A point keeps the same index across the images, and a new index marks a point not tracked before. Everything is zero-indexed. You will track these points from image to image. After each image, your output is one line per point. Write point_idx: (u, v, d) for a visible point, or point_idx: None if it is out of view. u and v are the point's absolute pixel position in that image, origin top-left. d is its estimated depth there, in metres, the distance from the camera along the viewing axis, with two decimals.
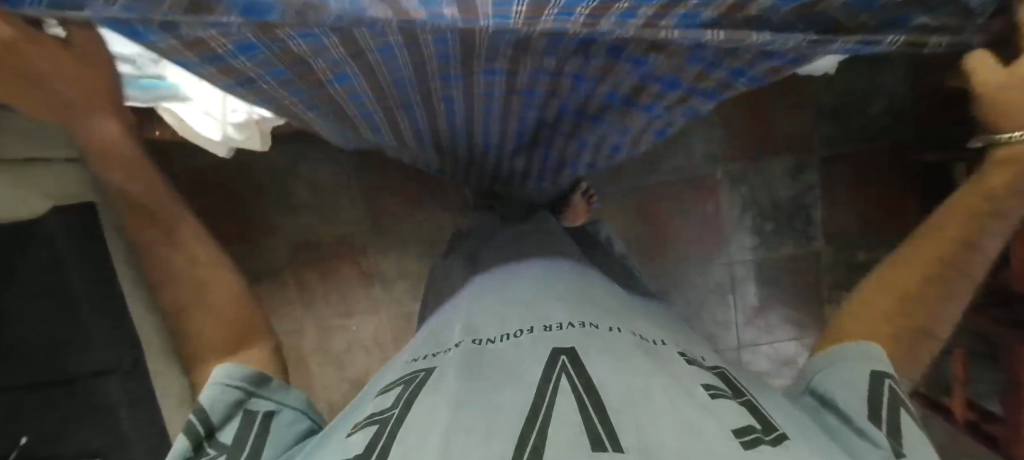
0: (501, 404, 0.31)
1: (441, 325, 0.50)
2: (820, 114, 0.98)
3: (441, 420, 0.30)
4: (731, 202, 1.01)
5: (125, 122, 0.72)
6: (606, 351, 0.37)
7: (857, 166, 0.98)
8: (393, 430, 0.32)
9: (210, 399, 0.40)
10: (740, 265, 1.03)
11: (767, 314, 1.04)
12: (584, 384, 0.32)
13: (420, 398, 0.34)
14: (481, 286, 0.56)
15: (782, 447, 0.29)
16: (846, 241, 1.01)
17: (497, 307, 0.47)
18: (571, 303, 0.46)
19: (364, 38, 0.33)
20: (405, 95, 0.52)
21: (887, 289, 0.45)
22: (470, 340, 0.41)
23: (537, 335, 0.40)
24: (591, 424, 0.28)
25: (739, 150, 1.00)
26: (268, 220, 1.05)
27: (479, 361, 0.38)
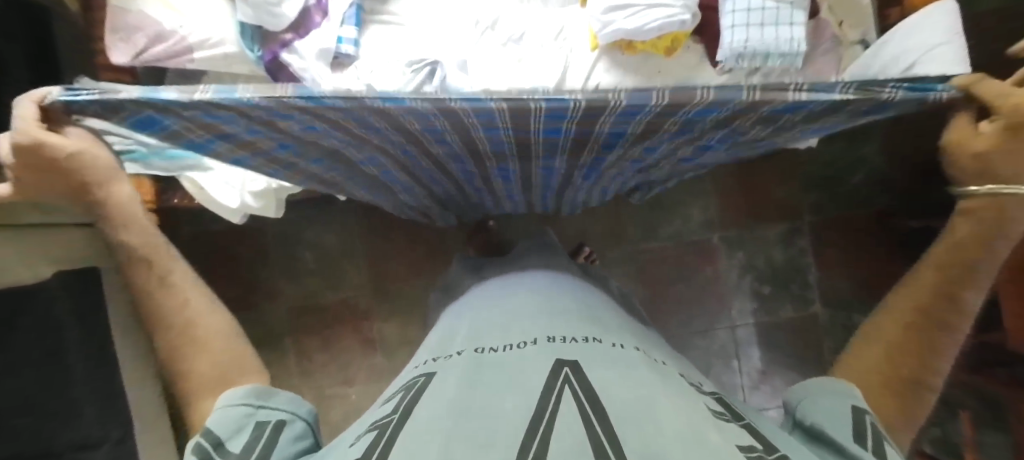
0: (502, 407, 0.32)
1: (445, 335, 0.52)
2: (807, 184, 1.04)
3: (442, 426, 0.31)
4: (729, 265, 1.05)
5: (151, 190, 0.75)
6: (608, 364, 0.38)
7: (845, 232, 1.03)
8: (392, 435, 0.33)
9: (216, 419, 0.41)
10: (742, 328, 1.04)
11: (773, 377, 1.03)
12: (586, 392, 0.33)
13: (421, 409, 0.35)
14: (481, 298, 0.58)
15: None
16: (842, 303, 1.03)
17: (498, 317, 0.49)
18: (574, 318, 0.47)
19: (345, 113, 0.42)
20: (398, 157, 0.60)
21: (869, 341, 0.46)
22: (473, 348, 0.43)
23: (540, 346, 0.41)
24: (591, 428, 0.29)
25: (734, 217, 1.05)
26: (272, 285, 1.04)
27: (482, 368, 0.39)
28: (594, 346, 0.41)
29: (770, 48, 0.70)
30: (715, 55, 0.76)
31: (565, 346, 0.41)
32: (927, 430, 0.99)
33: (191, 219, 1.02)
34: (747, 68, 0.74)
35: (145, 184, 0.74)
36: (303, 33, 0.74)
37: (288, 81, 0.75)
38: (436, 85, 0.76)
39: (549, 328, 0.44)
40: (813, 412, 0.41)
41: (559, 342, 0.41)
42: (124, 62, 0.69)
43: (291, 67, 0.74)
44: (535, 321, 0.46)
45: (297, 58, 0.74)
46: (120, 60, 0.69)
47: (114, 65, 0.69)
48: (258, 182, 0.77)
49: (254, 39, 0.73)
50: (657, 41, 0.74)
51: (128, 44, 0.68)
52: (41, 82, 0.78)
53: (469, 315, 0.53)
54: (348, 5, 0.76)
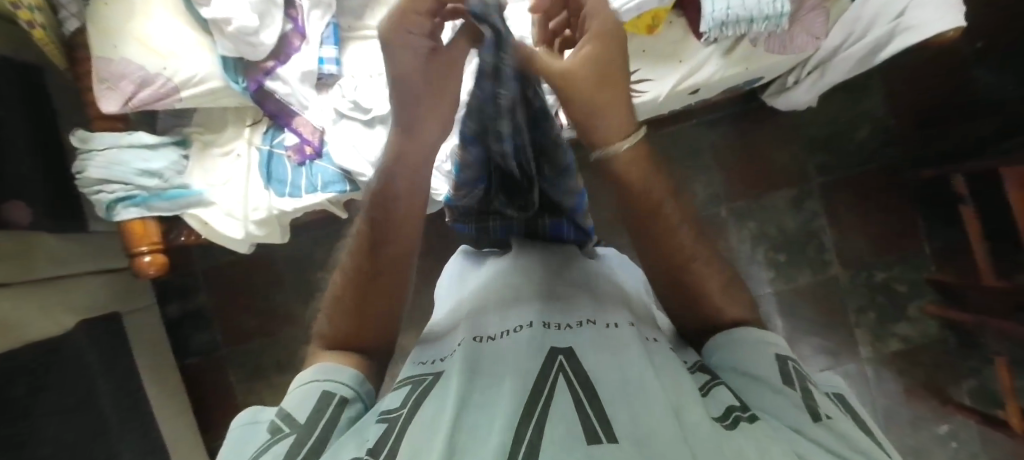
0: (499, 399, 0.33)
1: (441, 324, 0.49)
2: (811, 146, 1.02)
3: (444, 422, 0.31)
4: (741, 238, 1.03)
5: (156, 230, 0.74)
6: (602, 345, 0.38)
7: (858, 190, 1.01)
8: (400, 433, 0.32)
9: (235, 441, 0.36)
10: (762, 299, 1.02)
11: (799, 346, 1.01)
12: (579, 379, 0.34)
13: (425, 402, 0.35)
14: (466, 280, 0.56)
15: (763, 427, 0.31)
16: (861, 261, 1.01)
17: (492, 296, 0.48)
18: (568, 296, 0.46)
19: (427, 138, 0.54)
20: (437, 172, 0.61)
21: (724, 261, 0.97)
22: (470, 338, 0.41)
23: (537, 329, 0.40)
24: (585, 418, 0.30)
25: (741, 188, 1.03)
26: (288, 309, 1.06)
27: (481, 360, 0.38)
28: (588, 327, 0.41)
29: (752, 14, 0.68)
30: (698, 27, 0.74)
31: (560, 332, 0.40)
32: (965, 380, 0.97)
33: (203, 254, 1.05)
34: (732, 36, 0.73)
35: (149, 225, 0.73)
36: (284, 59, 0.75)
37: (276, 110, 0.76)
38: None
39: (543, 311, 0.43)
40: (735, 356, 0.40)
41: (554, 328, 0.41)
42: (114, 109, 0.69)
43: (277, 94, 0.75)
44: (528, 303, 0.45)
45: (282, 85, 0.75)
46: (111, 108, 0.69)
47: (105, 114, 0.70)
48: (259, 211, 0.76)
49: (236, 70, 0.73)
50: (636, 22, 0.73)
51: (114, 91, 0.69)
52: (40, 139, 0.79)
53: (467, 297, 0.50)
54: (324, 26, 0.77)
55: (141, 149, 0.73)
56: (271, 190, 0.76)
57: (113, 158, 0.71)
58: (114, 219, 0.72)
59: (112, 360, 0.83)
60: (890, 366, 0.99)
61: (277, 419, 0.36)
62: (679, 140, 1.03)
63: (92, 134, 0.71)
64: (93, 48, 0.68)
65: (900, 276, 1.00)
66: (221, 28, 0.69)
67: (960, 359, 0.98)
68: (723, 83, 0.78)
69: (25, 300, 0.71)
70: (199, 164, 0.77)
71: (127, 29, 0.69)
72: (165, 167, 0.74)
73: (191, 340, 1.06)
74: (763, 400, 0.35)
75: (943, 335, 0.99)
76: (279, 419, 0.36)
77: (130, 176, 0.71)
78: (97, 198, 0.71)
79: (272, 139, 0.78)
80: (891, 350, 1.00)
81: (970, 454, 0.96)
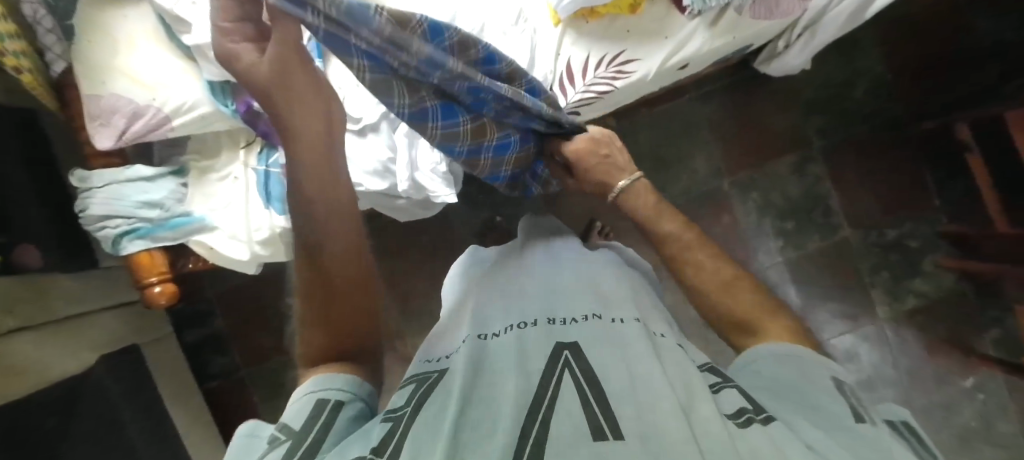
0: (504, 396, 0.33)
1: (447, 321, 0.49)
2: (808, 109, 1.00)
3: (449, 418, 0.31)
4: (746, 210, 1.02)
5: (163, 260, 0.75)
6: (609, 341, 0.37)
7: (860, 149, 1.00)
8: (405, 428, 0.32)
9: (238, 450, 0.36)
10: (773, 269, 1.01)
11: (815, 312, 1.00)
12: (585, 377, 0.33)
13: (430, 398, 0.35)
14: (467, 279, 0.56)
15: (777, 428, 0.31)
16: (870, 221, 1.00)
17: (498, 295, 0.48)
18: (574, 290, 0.45)
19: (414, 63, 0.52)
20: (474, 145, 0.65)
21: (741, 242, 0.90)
22: (475, 335, 0.41)
23: (542, 328, 0.40)
24: (591, 415, 0.30)
25: (741, 159, 1.02)
26: None
27: (485, 359, 0.38)
28: (594, 322, 0.40)
29: None
30: (680, 1, 0.73)
31: (566, 328, 0.39)
32: (987, 331, 0.96)
33: (213, 278, 1.06)
34: (716, 7, 0.71)
35: (156, 256, 0.74)
36: None
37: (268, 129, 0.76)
38: None
39: (549, 308, 0.43)
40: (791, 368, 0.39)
41: (559, 324, 0.40)
42: (109, 145, 0.70)
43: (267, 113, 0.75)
44: (534, 301, 0.45)
45: None
46: (106, 144, 0.70)
47: (101, 150, 0.71)
48: (262, 231, 0.77)
49: (224, 94, 0.72)
50: (617, 2, 0.72)
51: (107, 127, 0.69)
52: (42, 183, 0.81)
53: (475, 296, 0.50)
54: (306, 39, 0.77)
55: (140, 182, 0.74)
56: (271, 209, 0.76)
57: (114, 194, 0.72)
58: (121, 253, 0.72)
59: (135, 392, 0.84)
60: (910, 324, 0.98)
61: (277, 431, 0.36)
62: (674, 117, 1.02)
63: (91, 173, 0.72)
64: (82, 86, 0.69)
65: (912, 232, 0.98)
66: (205, 54, 0.69)
67: (980, 310, 0.96)
68: (712, 56, 0.77)
69: (47, 341, 0.73)
70: (198, 190, 0.77)
71: (114, 65, 0.69)
72: (165, 197, 0.74)
73: (210, 364, 1.07)
74: (812, 401, 0.35)
75: (961, 287, 0.97)
76: (277, 431, 0.35)
77: (132, 210, 0.72)
78: (103, 234, 0.72)
79: (267, 159, 0.78)
80: (910, 308, 0.98)
81: (999, 404, 0.95)
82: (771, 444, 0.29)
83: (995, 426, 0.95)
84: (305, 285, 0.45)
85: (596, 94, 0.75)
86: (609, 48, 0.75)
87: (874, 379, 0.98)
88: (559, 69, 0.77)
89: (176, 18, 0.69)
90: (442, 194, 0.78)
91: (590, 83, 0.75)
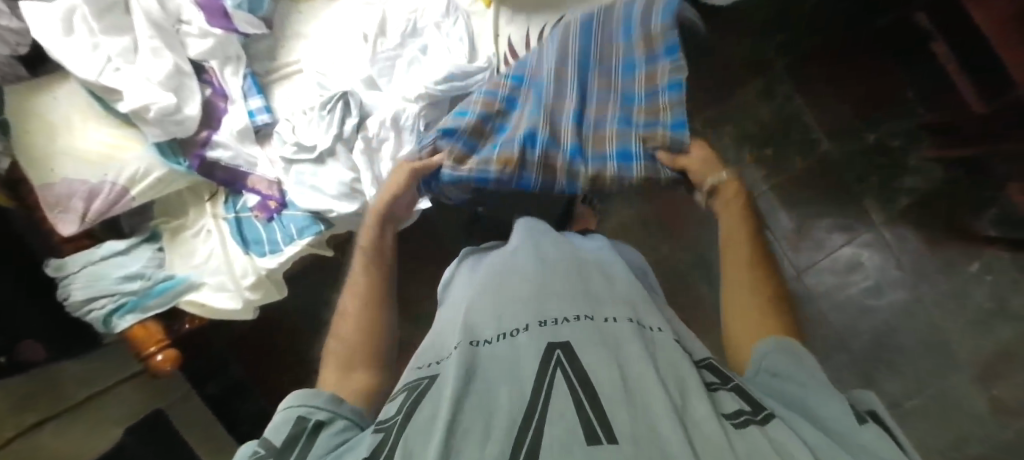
0: (498, 404, 0.30)
1: (433, 330, 0.45)
2: (763, 31, 1.01)
3: (439, 428, 0.29)
4: (723, 145, 1.03)
5: (156, 327, 0.73)
6: (603, 341, 0.35)
7: (820, 63, 1.01)
8: (394, 444, 0.30)
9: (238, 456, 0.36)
10: (762, 198, 1.02)
11: (810, 231, 1.01)
12: (578, 377, 0.31)
13: (417, 406, 0.32)
14: (454, 286, 0.52)
15: (779, 429, 0.28)
16: (846, 129, 1.00)
17: (485, 293, 0.44)
18: (567, 290, 0.42)
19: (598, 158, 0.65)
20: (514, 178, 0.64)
21: (740, 271, 0.49)
22: (466, 341, 0.37)
23: (537, 331, 0.36)
24: (585, 420, 0.27)
25: (706, 96, 1.03)
26: (317, 351, 1.10)
27: (477, 365, 0.35)
28: (586, 323, 0.37)
29: None
30: None
31: (558, 329, 0.36)
32: (985, 210, 0.95)
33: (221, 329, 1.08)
34: None
35: (149, 325, 0.72)
36: (218, 125, 0.75)
37: (224, 177, 0.75)
38: (357, 114, 0.75)
39: (540, 308, 0.39)
40: (792, 366, 0.35)
41: (551, 325, 0.37)
42: (75, 230, 0.69)
43: (221, 161, 0.74)
44: (525, 300, 0.41)
45: (224, 151, 0.75)
46: (71, 230, 0.69)
47: (69, 236, 0.70)
48: (247, 277, 0.76)
49: (174, 152, 0.73)
50: None
51: (68, 213, 0.68)
52: (37, 276, 0.81)
53: (462, 301, 0.46)
54: (241, 79, 0.77)
55: (116, 257, 0.74)
56: (250, 254, 0.76)
57: (94, 274, 0.72)
58: (115, 330, 0.71)
59: (168, 452, 0.85)
60: (907, 219, 0.98)
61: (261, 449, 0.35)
62: None
63: (66, 259, 0.72)
64: (31, 177, 0.68)
65: (890, 131, 0.98)
66: (143, 117, 0.68)
67: (975, 191, 0.96)
68: None
69: (73, 424, 0.77)
70: (175, 251, 0.78)
71: (56, 148, 0.68)
72: (144, 266, 0.75)
73: (239, 412, 1.05)
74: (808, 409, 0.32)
75: (951, 175, 0.96)
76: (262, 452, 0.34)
77: (115, 286, 0.72)
78: (92, 317, 0.72)
79: (235, 206, 0.78)
80: (904, 205, 0.98)
81: (1008, 282, 0.94)
82: (766, 447, 0.26)
83: (1009, 303, 0.94)
84: (354, 289, 0.53)
85: None
86: (548, 18, 0.75)
87: (881, 282, 0.99)
88: (502, 50, 0.76)
89: (104, 88, 0.67)
90: None
91: None
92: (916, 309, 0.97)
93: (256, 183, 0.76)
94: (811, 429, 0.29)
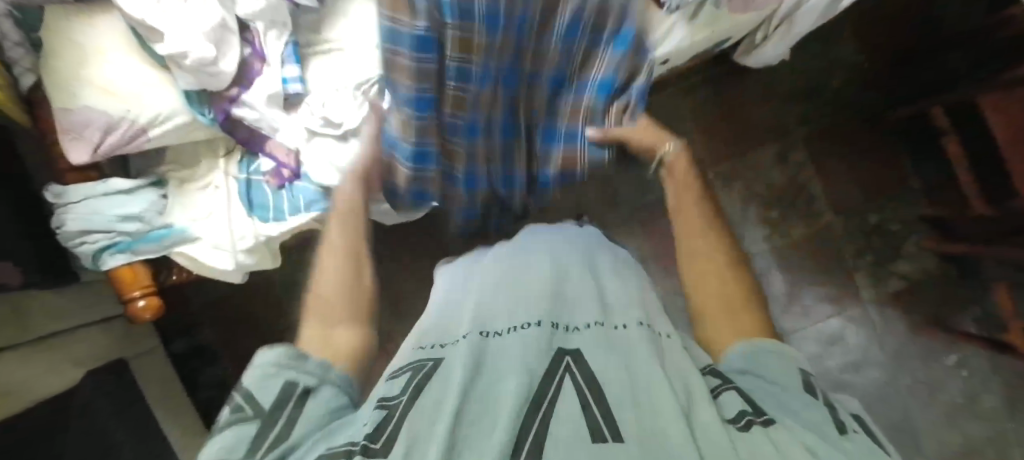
0: (505, 394, 0.30)
1: (439, 315, 0.46)
2: (788, 98, 1.04)
3: (446, 412, 0.28)
4: (731, 199, 1.05)
5: (145, 273, 0.72)
6: (613, 348, 0.35)
7: (836, 138, 1.04)
8: (398, 421, 0.29)
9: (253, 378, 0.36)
10: (759, 257, 1.04)
11: (799, 297, 1.03)
12: (588, 380, 0.31)
13: (423, 389, 0.32)
14: (461, 271, 0.52)
15: (779, 428, 0.29)
16: (849, 205, 1.03)
17: (495, 287, 0.44)
18: (577, 295, 0.42)
19: None
20: None
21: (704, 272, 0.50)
22: (476, 332, 0.37)
23: (549, 330, 0.37)
24: (590, 418, 0.28)
25: (722, 149, 1.06)
26: (292, 329, 1.08)
27: (486, 356, 0.34)
28: (598, 328, 0.37)
29: None
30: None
31: (569, 334, 0.37)
32: (969, 309, 0.97)
33: (200, 287, 1.06)
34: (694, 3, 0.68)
35: (138, 269, 0.72)
36: (248, 84, 0.75)
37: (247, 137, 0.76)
38: None
39: (554, 309, 0.40)
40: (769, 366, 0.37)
41: (563, 329, 0.38)
42: (84, 159, 0.68)
43: (245, 120, 0.75)
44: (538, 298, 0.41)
45: (250, 111, 0.75)
46: (80, 158, 0.68)
47: (77, 165, 0.69)
48: (245, 239, 0.76)
49: (200, 102, 0.73)
50: None
51: (80, 140, 0.67)
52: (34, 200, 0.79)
53: (470, 289, 0.46)
54: (283, 45, 0.78)
55: (115, 195, 0.72)
56: (254, 217, 0.76)
57: (91, 208, 0.70)
58: (102, 268, 0.70)
59: (122, 404, 0.82)
60: (894, 304, 1.01)
61: (238, 403, 0.34)
62: (657, 109, 1.05)
63: (66, 188, 0.70)
64: (50, 97, 0.66)
65: (892, 216, 1.01)
66: (177, 63, 0.68)
67: (963, 288, 0.98)
68: (692, 49, 0.76)
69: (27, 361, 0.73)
70: (178, 200, 0.76)
71: (83, 75, 0.67)
72: (145, 209, 0.73)
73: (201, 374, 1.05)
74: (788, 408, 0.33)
75: (942, 268, 0.99)
76: (237, 407, 0.34)
77: (110, 223, 0.70)
78: (81, 250, 0.70)
79: (248, 167, 0.78)
80: (893, 289, 1.01)
81: (982, 380, 0.97)
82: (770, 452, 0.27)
83: (981, 402, 0.96)
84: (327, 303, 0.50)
85: None
86: None
87: (860, 360, 1.00)
88: None
89: (147, 28, 0.67)
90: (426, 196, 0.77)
91: None
92: (890, 391, 0.99)
93: (275, 150, 0.77)
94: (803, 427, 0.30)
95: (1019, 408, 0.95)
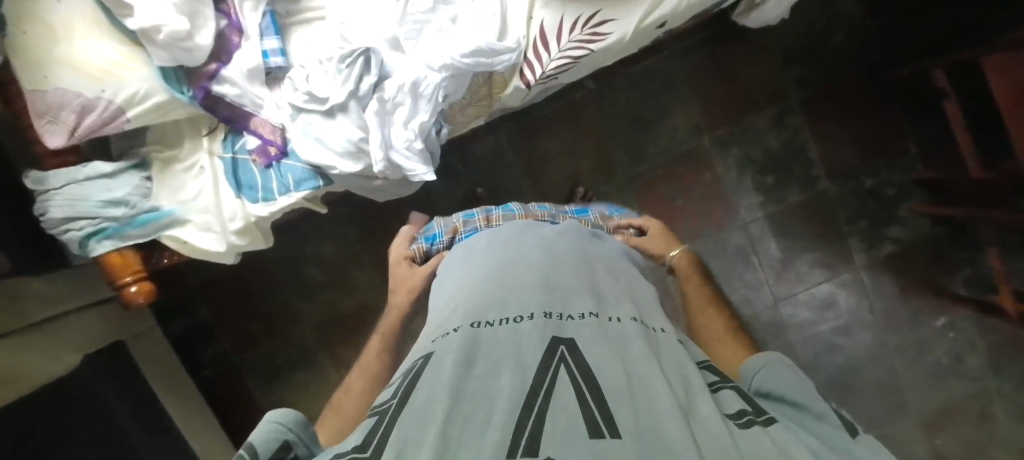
0: (498, 390, 0.30)
1: (434, 314, 0.46)
2: (787, 60, 1.01)
3: (439, 410, 0.28)
4: (727, 167, 1.04)
5: (134, 259, 0.72)
6: (606, 340, 0.35)
7: (834, 101, 1.02)
8: (392, 422, 0.30)
9: (260, 434, 0.34)
10: (754, 224, 1.04)
11: (794, 263, 1.04)
12: (581, 372, 0.31)
13: (417, 389, 0.32)
14: (459, 264, 0.52)
15: (779, 429, 0.28)
16: (845, 169, 1.02)
17: (488, 280, 0.44)
18: (572, 285, 0.42)
19: None
20: None
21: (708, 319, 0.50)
22: (468, 325, 0.37)
23: (541, 322, 0.37)
24: (587, 410, 0.27)
25: (718, 115, 1.04)
26: (290, 307, 1.08)
27: (479, 351, 0.35)
28: (591, 319, 0.37)
29: None
30: None
31: (564, 324, 0.37)
32: (959, 270, 0.99)
33: (194, 268, 1.05)
34: None
35: (127, 255, 0.71)
36: (227, 60, 0.72)
37: (228, 114, 0.72)
38: (375, 72, 0.74)
39: (547, 300, 0.40)
40: (779, 381, 0.36)
41: (557, 318, 0.38)
42: (61, 143, 0.65)
43: (227, 97, 0.72)
44: (531, 291, 0.41)
45: (231, 87, 0.72)
46: (58, 142, 0.65)
47: (54, 150, 0.66)
48: (236, 220, 0.75)
49: (178, 80, 0.70)
50: None
51: (57, 124, 0.65)
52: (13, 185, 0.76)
53: (465, 283, 0.46)
54: (260, 16, 0.75)
55: (100, 179, 0.70)
56: (243, 198, 0.74)
57: (74, 194, 0.68)
58: (90, 255, 0.69)
59: (126, 387, 0.82)
60: (886, 268, 1.02)
61: (239, 457, 0.32)
62: (652, 75, 1.02)
63: (46, 173, 0.67)
64: (16, 77, 0.63)
65: (888, 180, 1.01)
66: (151, 38, 0.65)
67: (954, 251, 0.99)
68: (689, 12, 0.72)
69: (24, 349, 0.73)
70: (164, 183, 0.74)
71: (53, 54, 0.64)
72: (129, 193, 0.71)
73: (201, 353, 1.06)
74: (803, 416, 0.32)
75: (934, 231, 1.00)
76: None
77: (95, 209, 0.68)
78: (67, 237, 0.68)
79: (233, 145, 0.76)
80: (885, 253, 1.02)
81: (967, 340, 0.99)
82: (770, 444, 0.26)
83: (964, 361, 0.99)
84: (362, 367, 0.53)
85: (571, 60, 0.73)
86: (582, 10, 0.72)
87: (852, 324, 1.02)
88: (533, 33, 0.74)
89: (117, 1, 0.64)
90: (420, 173, 0.75)
91: (565, 49, 0.72)
92: (880, 353, 1.01)
93: (258, 126, 0.74)
94: (806, 429, 0.29)
95: (1000, 366, 0.97)
